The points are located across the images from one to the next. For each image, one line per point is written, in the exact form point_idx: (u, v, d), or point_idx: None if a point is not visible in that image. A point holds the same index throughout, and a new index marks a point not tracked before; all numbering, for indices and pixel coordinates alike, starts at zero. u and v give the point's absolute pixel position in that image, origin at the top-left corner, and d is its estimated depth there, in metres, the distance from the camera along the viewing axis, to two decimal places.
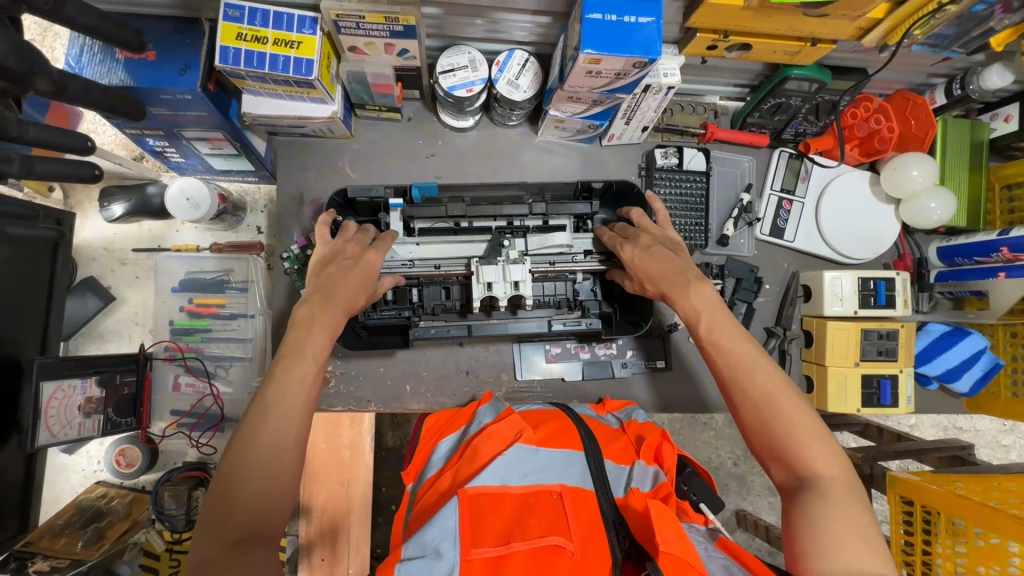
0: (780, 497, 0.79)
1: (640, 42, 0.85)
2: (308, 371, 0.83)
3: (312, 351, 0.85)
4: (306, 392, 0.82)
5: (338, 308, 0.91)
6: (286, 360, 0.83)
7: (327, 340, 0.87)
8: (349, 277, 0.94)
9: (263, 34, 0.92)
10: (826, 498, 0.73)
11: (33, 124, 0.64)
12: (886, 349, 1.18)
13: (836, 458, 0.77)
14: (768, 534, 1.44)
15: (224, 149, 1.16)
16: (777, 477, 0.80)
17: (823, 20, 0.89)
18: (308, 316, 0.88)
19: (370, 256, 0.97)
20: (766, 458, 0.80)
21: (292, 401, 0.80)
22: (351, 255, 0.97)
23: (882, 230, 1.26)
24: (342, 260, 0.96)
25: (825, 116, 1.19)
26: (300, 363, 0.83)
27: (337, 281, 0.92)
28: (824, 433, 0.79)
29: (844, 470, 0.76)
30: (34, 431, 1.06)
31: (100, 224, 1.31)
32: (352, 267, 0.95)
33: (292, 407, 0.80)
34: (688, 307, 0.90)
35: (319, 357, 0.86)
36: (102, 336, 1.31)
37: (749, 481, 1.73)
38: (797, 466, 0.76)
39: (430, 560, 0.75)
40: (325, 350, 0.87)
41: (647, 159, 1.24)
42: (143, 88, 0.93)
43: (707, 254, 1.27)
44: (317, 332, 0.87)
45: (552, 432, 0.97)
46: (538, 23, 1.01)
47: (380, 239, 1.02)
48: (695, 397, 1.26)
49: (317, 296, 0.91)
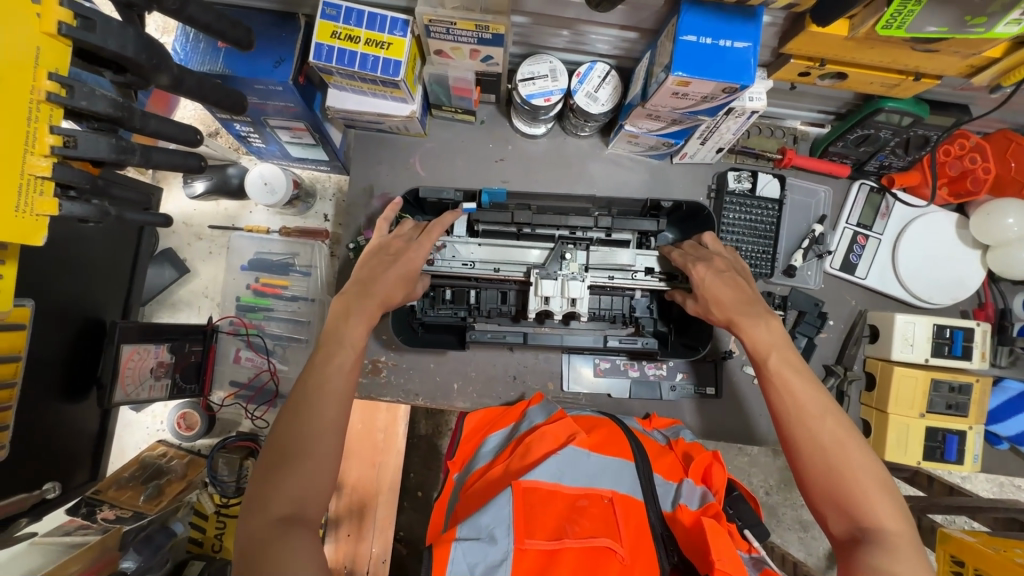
0: (836, 550, 0.76)
1: (734, 68, 0.83)
2: (347, 361, 0.87)
3: (350, 340, 0.89)
4: (343, 380, 0.86)
5: (372, 299, 0.93)
6: (328, 347, 0.88)
7: (365, 328, 0.91)
8: (391, 270, 0.96)
9: (356, 33, 0.94)
10: (890, 554, 0.70)
11: (155, 116, 0.69)
12: (957, 403, 1.13)
13: (899, 514, 0.74)
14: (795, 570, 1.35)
15: (303, 138, 1.19)
16: (832, 525, 0.77)
17: (933, 56, 0.84)
18: (345, 306, 0.92)
19: (410, 253, 0.97)
20: (823, 506, 0.78)
21: (331, 386, 0.84)
22: (394, 251, 0.99)
23: (965, 275, 1.19)
24: (384, 254, 0.98)
25: (915, 150, 1.12)
26: (339, 353, 0.87)
27: (376, 276, 0.95)
28: (888, 487, 0.76)
29: (907, 526, 0.74)
30: (111, 389, 1.15)
31: (180, 198, 1.38)
32: (392, 263, 0.96)
33: (332, 392, 0.84)
34: (757, 339, 0.87)
35: (357, 345, 0.89)
36: (174, 305, 1.39)
37: (780, 513, 1.67)
38: (860, 518, 0.74)
39: (484, 543, 0.82)
40: (362, 337, 0.90)
41: (718, 180, 1.22)
42: (239, 77, 0.97)
43: (770, 284, 1.23)
44: (356, 320, 0.90)
45: (604, 439, 1.02)
46: (624, 38, 1.00)
47: (427, 230, 1.00)
48: (742, 426, 1.23)
49: (356, 287, 0.94)
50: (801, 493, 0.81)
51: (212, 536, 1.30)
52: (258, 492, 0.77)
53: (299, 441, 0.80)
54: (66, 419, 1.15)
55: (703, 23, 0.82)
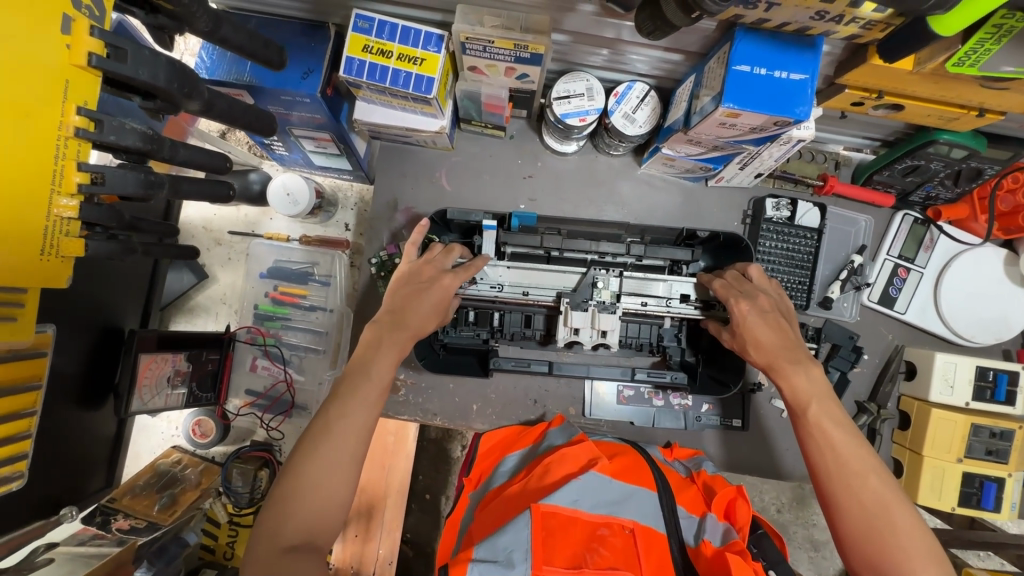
0: None
1: (788, 101, 0.78)
2: (373, 394, 0.84)
3: (377, 372, 0.85)
4: (368, 414, 0.83)
5: (404, 331, 0.90)
6: (354, 377, 0.85)
7: (394, 359, 0.88)
8: (425, 301, 0.92)
9: (388, 47, 0.91)
10: None
11: (184, 146, 0.71)
12: (996, 449, 1.08)
13: None
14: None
15: (328, 148, 1.16)
16: None
17: (1003, 94, 0.79)
18: (377, 333, 0.89)
19: (444, 280, 0.94)
20: (861, 568, 0.75)
21: (353, 420, 0.81)
22: (426, 278, 0.95)
23: (1011, 315, 1.14)
24: (412, 284, 0.94)
25: (965, 182, 1.07)
26: (364, 383, 0.84)
27: (408, 302, 0.91)
28: (934, 553, 0.73)
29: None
30: (129, 398, 1.14)
31: (202, 203, 1.36)
32: (425, 291, 0.93)
33: (353, 425, 0.81)
34: (797, 387, 0.83)
35: (384, 377, 0.86)
36: (192, 311, 1.37)
37: (790, 532, 1.55)
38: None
39: (502, 567, 0.79)
40: (389, 371, 0.87)
41: (755, 207, 1.17)
42: (266, 88, 0.93)
43: (805, 314, 1.19)
44: (385, 352, 0.87)
45: (625, 467, 0.99)
46: (666, 60, 0.95)
47: (466, 265, 0.96)
48: (764, 460, 1.20)
49: (386, 320, 0.91)
50: (839, 553, 0.78)
51: (225, 544, 1.29)
52: (269, 516, 0.75)
53: (311, 466, 0.77)
54: (84, 427, 1.14)
55: (758, 53, 0.78)
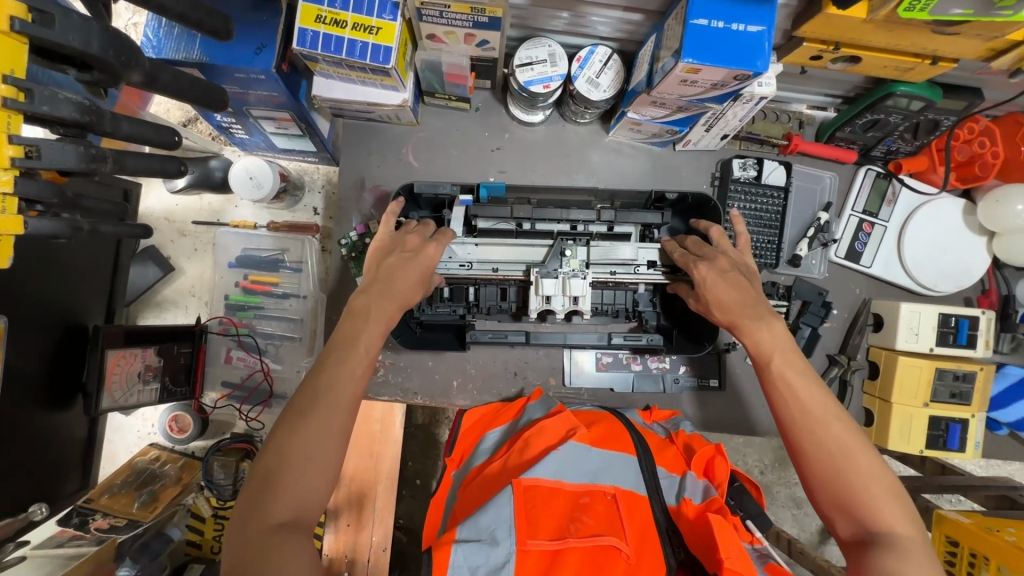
0: (845, 553, 0.74)
1: (746, 54, 0.78)
2: (359, 366, 0.82)
3: (365, 343, 0.83)
4: (352, 387, 0.81)
5: (392, 300, 0.88)
6: (341, 347, 0.83)
7: (382, 331, 0.86)
8: (408, 270, 0.91)
9: (342, 17, 0.88)
10: (899, 556, 0.69)
11: (127, 120, 0.69)
12: (960, 392, 1.12)
13: (908, 515, 0.73)
14: (789, 547, 1.20)
15: (289, 129, 1.12)
16: (840, 529, 0.76)
17: (952, 39, 0.81)
18: (364, 304, 0.86)
19: (430, 249, 0.93)
20: (830, 509, 0.76)
21: (340, 391, 0.79)
22: (411, 247, 0.93)
23: (970, 263, 1.18)
24: (403, 251, 0.92)
25: (924, 135, 1.09)
26: (352, 356, 0.82)
27: (397, 274, 0.90)
28: (896, 489, 0.75)
29: (915, 528, 0.73)
30: (98, 397, 1.12)
31: (162, 194, 1.32)
32: (412, 260, 0.91)
33: (338, 398, 0.79)
34: (760, 342, 0.85)
35: (371, 348, 0.84)
36: (160, 305, 1.34)
37: (774, 492, 1.59)
38: (867, 522, 0.73)
39: (486, 545, 0.79)
40: (378, 340, 0.85)
41: (723, 168, 1.18)
42: (218, 66, 0.90)
43: (774, 274, 1.21)
44: (373, 323, 0.85)
45: (604, 434, 0.99)
46: (626, 20, 0.94)
47: (443, 233, 0.98)
48: (739, 417, 1.22)
49: (375, 286, 0.89)
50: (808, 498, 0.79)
51: (210, 538, 1.28)
52: (248, 494, 0.73)
53: (291, 443, 0.75)
54: (55, 427, 1.12)
55: (715, 5, 0.78)
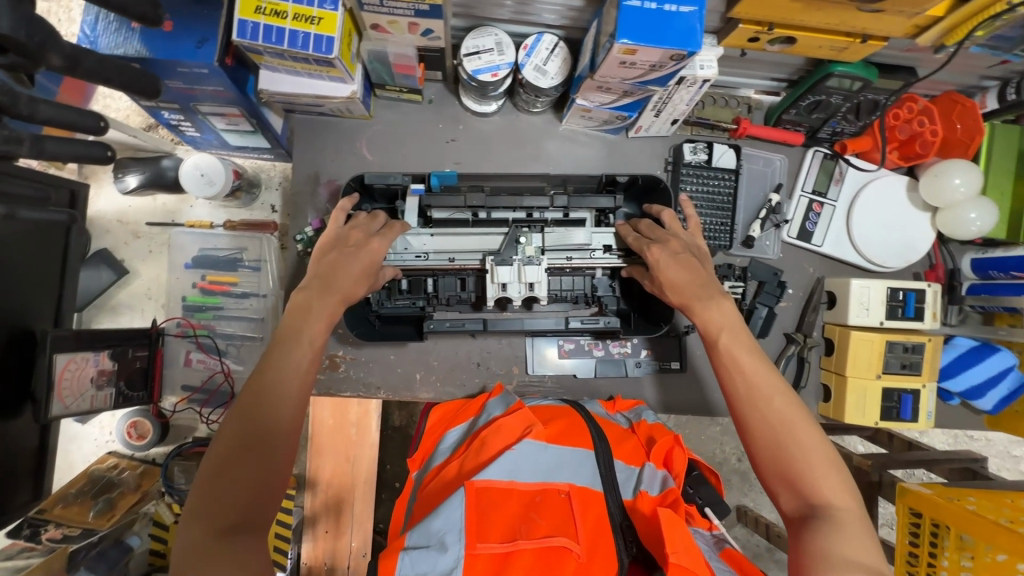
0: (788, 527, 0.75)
1: (680, 33, 0.80)
2: (304, 358, 0.80)
3: (309, 337, 0.82)
4: (297, 381, 0.78)
5: (335, 295, 0.87)
6: (283, 344, 0.80)
7: (325, 326, 0.84)
8: (351, 265, 0.90)
9: (282, 7, 0.88)
10: (837, 528, 0.70)
11: (47, 102, 0.68)
12: (910, 362, 1.15)
13: (848, 488, 0.74)
14: (769, 532, 1.33)
15: (240, 125, 1.11)
16: (784, 503, 0.76)
17: (878, 15, 0.84)
18: (305, 301, 0.85)
19: (374, 244, 0.93)
20: (774, 484, 0.77)
21: (287, 386, 0.77)
22: (354, 242, 0.94)
23: (915, 239, 1.21)
24: (344, 248, 0.92)
25: (866, 115, 1.12)
26: (297, 350, 0.80)
27: (339, 268, 0.89)
28: (837, 463, 0.76)
29: (855, 500, 0.73)
30: (48, 404, 1.03)
31: (115, 196, 1.30)
32: (353, 255, 0.91)
33: (284, 392, 0.77)
34: (708, 321, 0.86)
35: (316, 341, 0.82)
36: (115, 309, 1.31)
37: (752, 479, 1.60)
38: (809, 494, 0.73)
39: (435, 551, 0.78)
40: (322, 333, 0.83)
41: (675, 152, 1.20)
42: (159, 60, 0.89)
43: (730, 255, 1.23)
44: (316, 318, 0.84)
45: (561, 430, 0.98)
46: (568, 6, 0.96)
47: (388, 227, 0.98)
48: (699, 398, 1.24)
49: (317, 281, 0.87)
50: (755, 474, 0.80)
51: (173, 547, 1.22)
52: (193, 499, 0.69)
53: (237, 440, 0.72)
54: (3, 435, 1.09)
55: None
